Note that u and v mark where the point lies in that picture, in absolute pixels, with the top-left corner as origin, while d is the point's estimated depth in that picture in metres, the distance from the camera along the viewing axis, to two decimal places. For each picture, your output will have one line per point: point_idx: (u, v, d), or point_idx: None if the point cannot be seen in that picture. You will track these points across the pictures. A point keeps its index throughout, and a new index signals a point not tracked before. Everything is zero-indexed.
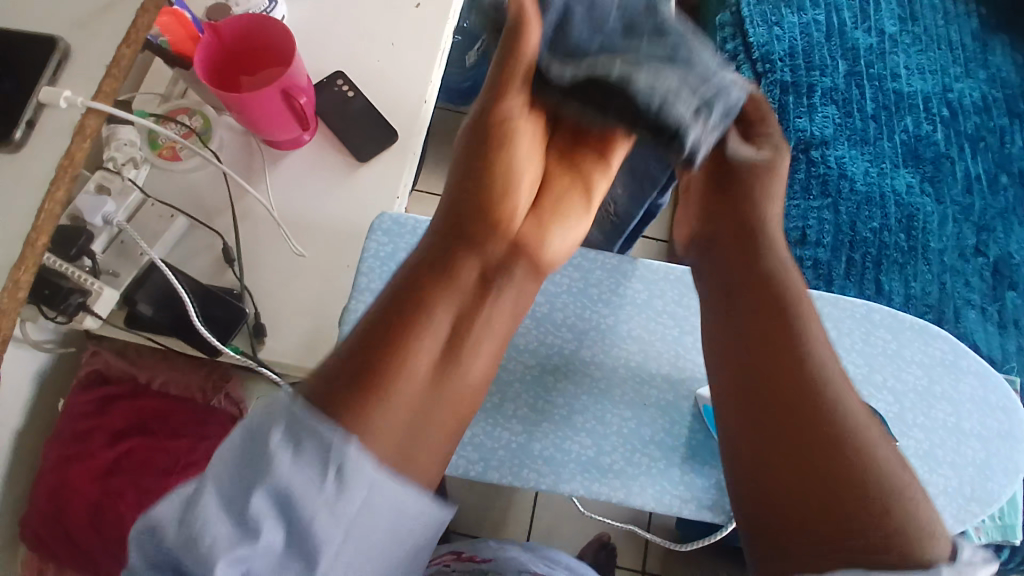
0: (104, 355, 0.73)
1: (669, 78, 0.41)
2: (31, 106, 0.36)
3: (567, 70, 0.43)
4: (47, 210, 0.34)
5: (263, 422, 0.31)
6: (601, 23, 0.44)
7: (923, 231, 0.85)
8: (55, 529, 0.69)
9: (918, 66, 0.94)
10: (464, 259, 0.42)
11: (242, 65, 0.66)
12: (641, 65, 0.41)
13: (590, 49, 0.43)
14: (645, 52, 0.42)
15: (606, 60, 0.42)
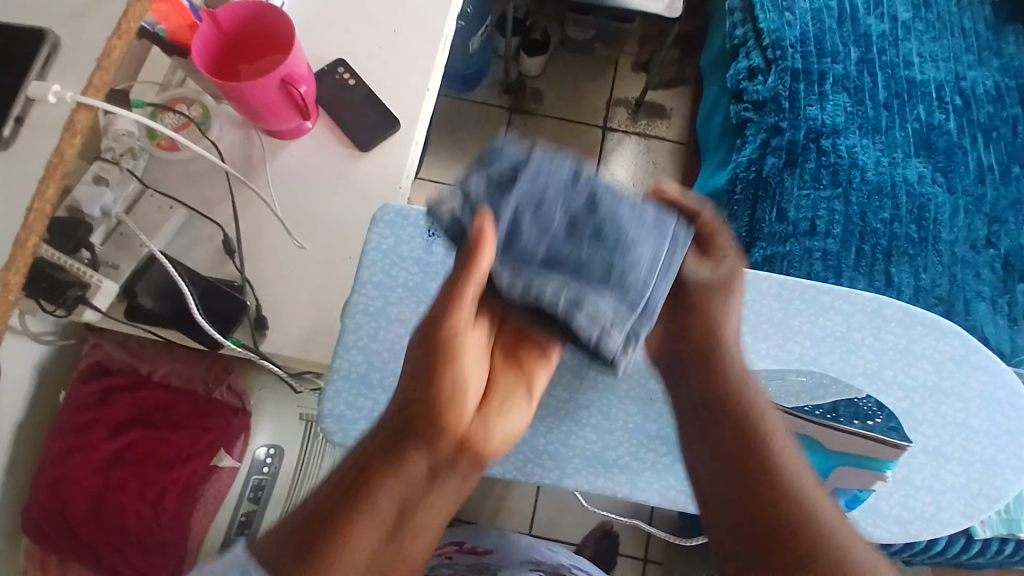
0: (106, 347, 0.73)
1: (606, 313, 0.47)
2: (19, 101, 0.35)
3: (515, 285, 0.47)
4: (38, 208, 0.34)
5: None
6: (547, 226, 0.47)
7: (934, 222, 0.83)
8: (59, 520, 0.69)
9: (931, 54, 0.92)
10: (413, 455, 0.44)
11: (240, 53, 0.65)
12: (579, 297, 0.47)
13: (535, 261, 0.47)
14: (586, 272, 0.47)
15: (549, 288, 0.47)
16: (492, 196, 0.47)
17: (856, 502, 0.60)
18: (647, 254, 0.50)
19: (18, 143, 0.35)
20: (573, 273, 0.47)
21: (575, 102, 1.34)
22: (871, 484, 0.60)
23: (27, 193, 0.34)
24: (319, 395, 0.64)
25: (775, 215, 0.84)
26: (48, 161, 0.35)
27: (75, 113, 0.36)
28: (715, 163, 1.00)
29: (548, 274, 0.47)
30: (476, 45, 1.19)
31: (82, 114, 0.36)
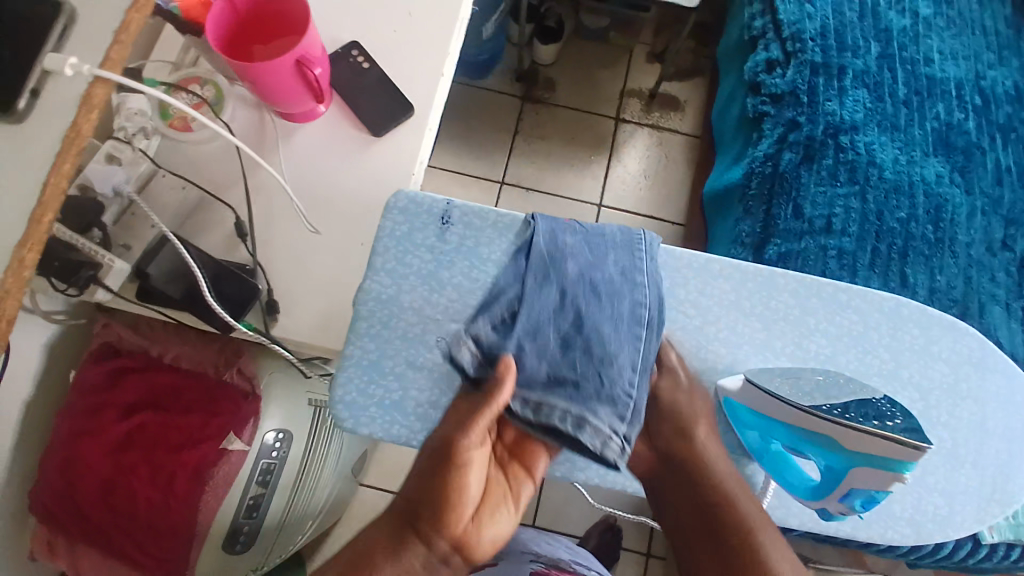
0: (116, 329, 0.73)
1: (602, 423, 0.53)
2: (35, 74, 0.34)
3: (522, 412, 0.53)
4: (54, 184, 0.34)
5: None
6: (544, 349, 0.54)
7: (951, 223, 0.82)
8: (67, 500, 0.69)
9: (951, 51, 0.90)
10: (411, 547, 0.43)
11: (254, 34, 0.64)
12: (582, 416, 0.53)
13: (537, 386, 0.53)
14: (585, 391, 0.54)
15: (555, 411, 0.53)
16: (498, 337, 0.53)
17: (871, 503, 0.56)
18: (631, 360, 0.56)
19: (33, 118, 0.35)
20: (574, 394, 0.54)
21: (588, 92, 1.32)
22: (887, 485, 0.54)
23: (42, 169, 0.34)
24: (328, 381, 0.65)
25: (791, 212, 0.83)
26: (64, 138, 0.35)
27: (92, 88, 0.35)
28: (731, 157, 0.99)
29: (553, 396, 0.53)
30: (490, 32, 1.18)
31: (99, 90, 0.35)
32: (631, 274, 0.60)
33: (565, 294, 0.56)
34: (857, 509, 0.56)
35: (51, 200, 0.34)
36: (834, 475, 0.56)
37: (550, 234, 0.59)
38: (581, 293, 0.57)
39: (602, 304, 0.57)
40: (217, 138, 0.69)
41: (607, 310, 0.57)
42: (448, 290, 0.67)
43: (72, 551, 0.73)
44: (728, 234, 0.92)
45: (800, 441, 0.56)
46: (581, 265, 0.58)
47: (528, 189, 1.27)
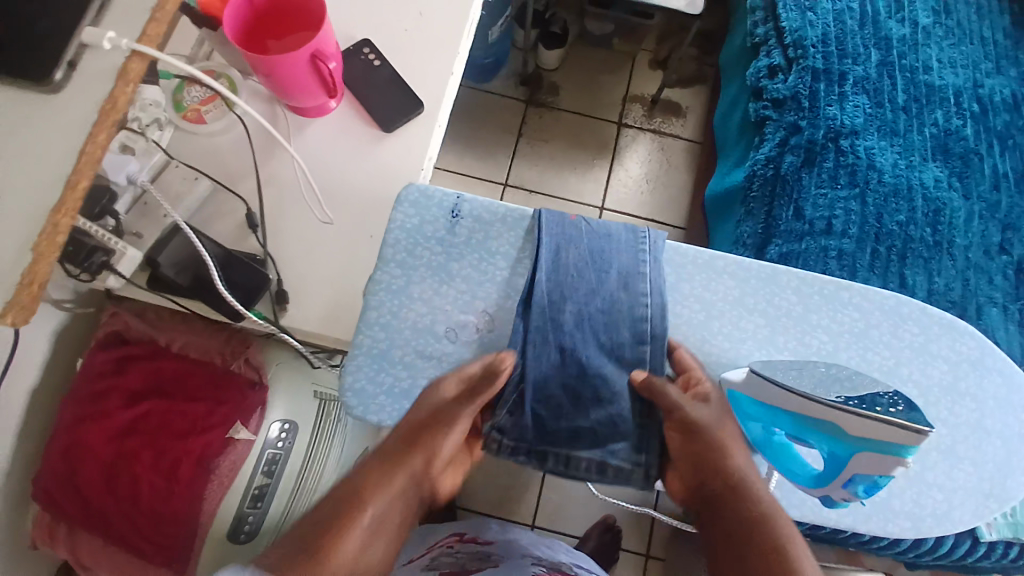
0: (124, 316, 0.74)
1: (622, 468, 0.61)
2: (73, 46, 0.36)
3: (555, 467, 0.62)
4: (90, 152, 0.35)
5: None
6: (556, 407, 0.62)
7: (949, 227, 0.84)
8: (70, 486, 0.69)
9: (950, 60, 0.92)
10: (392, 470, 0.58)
11: (269, 28, 0.65)
12: (605, 458, 0.61)
13: (562, 439, 0.62)
14: (605, 434, 0.61)
15: (582, 462, 0.62)
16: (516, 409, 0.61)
17: (874, 490, 0.55)
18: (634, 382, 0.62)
19: (69, 88, 0.36)
20: (597, 438, 0.62)
21: (591, 97, 1.34)
22: (888, 471, 0.54)
23: (79, 137, 0.36)
24: (340, 369, 0.64)
25: (792, 213, 0.85)
26: (101, 108, 0.36)
27: (130, 61, 0.37)
28: (733, 161, 1.01)
29: (577, 448, 0.62)
30: (496, 35, 1.19)
31: (136, 63, 0.37)
32: (633, 291, 0.63)
33: (566, 344, 0.62)
34: (859, 495, 0.55)
35: (86, 167, 0.36)
36: (835, 462, 0.56)
37: (548, 281, 0.63)
38: (585, 337, 0.62)
39: (605, 340, 0.62)
40: (230, 129, 0.70)
41: (606, 344, 0.62)
42: (458, 282, 0.67)
43: (72, 537, 0.73)
44: (729, 236, 0.95)
45: (804, 430, 0.57)
46: (581, 304, 0.62)
47: (531, 191, 1.28)
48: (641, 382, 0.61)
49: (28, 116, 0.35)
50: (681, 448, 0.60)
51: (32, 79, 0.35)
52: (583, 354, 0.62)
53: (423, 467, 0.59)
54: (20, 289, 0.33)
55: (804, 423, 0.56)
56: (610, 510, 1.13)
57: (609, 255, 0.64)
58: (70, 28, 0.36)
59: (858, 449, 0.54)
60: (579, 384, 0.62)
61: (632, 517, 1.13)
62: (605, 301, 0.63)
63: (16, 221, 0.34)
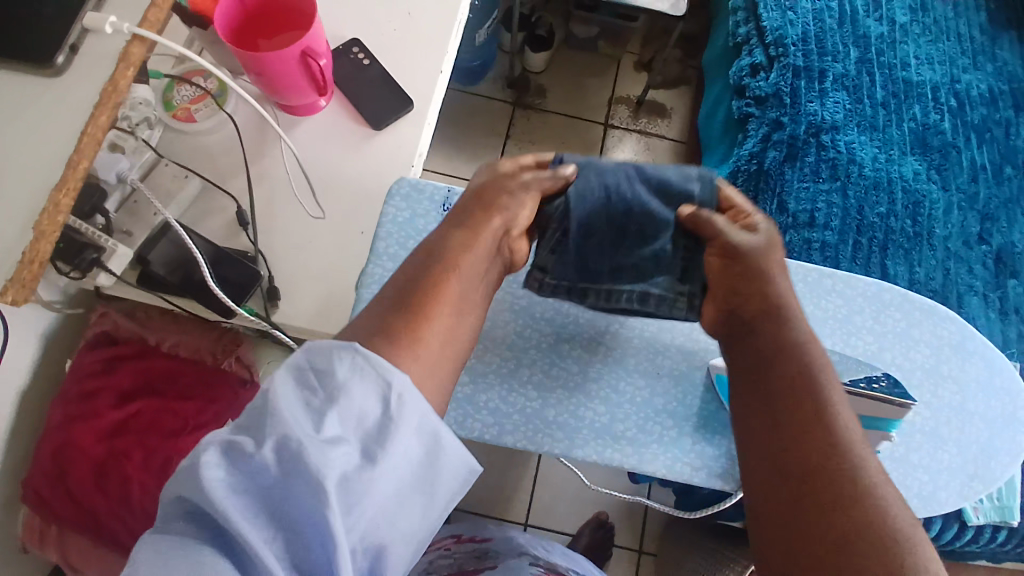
0: (113, 317, 0.72)
1: (663, 290, 0.57)
2: (76, 31, 0.40)
3: (597, 302, 0.58)
4: (91, 135, 0.39)
5: (318, 362, 0.35)
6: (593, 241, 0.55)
7: (929, 218, 0.86)
8: (57, 488, 0.69)
9: (927, 57, 0.95)
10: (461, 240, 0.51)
11: (260, 28, 0.65)
12: (646, 289, 0.57)
13: (604, 273, 0.57)
14: (649, 268, 0.56)
15: (623, 293, 0.57)
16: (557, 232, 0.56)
17: None
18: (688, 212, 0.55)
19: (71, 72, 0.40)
20: (639, 271, 0.57)
21: (578, 99, 1.35)
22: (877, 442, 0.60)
23: (81, 119, 0.40)
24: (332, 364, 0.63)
25: (776, 207, 0.86)
26: (103, 91, 0.40)
27: (129, 46, 0.42)
28: (717, 158, 1.03)
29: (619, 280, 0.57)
30: (483, 38, 1.21)
31: (135, 47, 0.42)
32: None
33: (609, 184, 0.54)
34: None
35: (87, 148, 0.39)
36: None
37: None
38: (631, 175, 0.55)
39: (654, 176, 0.55)
40: (220, 129, 0.70)
41: (649, 185, 0.55)
42: None
43: (62, 539, 0.72)
44: None
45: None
46: None
47: None
48: (692, 213, 0.54)
49: (38, 99, 0.40)
50: (720, 282, 0.54)
51: (37, 64, 0.39)
52: (631, 193, 0.54)
53: (504, 231, 0.53)
54: (22, 266, 0.37)
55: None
56: (603, 507, 1.14)
57: None
58: (74, 14, 0.40)
59: None
60: (627, 218, 0.54)
61: (624, 513, 1.13)
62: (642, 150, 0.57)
63: None
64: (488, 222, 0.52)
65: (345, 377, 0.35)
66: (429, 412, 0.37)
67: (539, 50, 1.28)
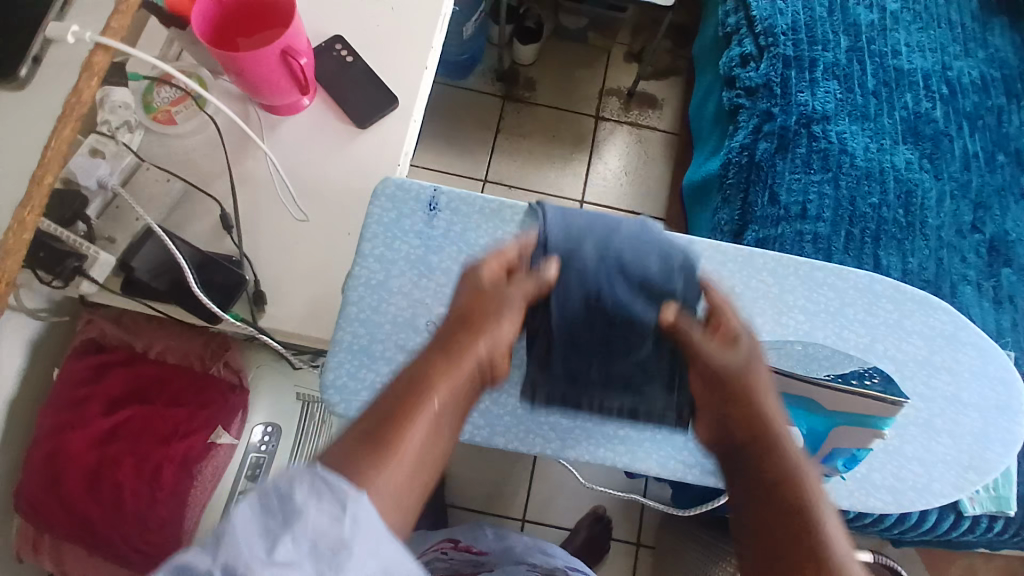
0: (99, 324, 0.72)
1: (653, 403, 0.57)
2: (38, 41, 0.41)
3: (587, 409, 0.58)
4: (55, 146, 0.39)
5: (277, 485, 0.33)
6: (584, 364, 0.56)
7: (921, 208, 0.85)
8: (48, 498, 0.67)
9: (918, 44, 0.94)
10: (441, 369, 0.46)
11: (239, 27, 0.64)
12: (635, 403, 0.58)
13: (594, 383, 0.57)
14: (638, 379, 0.57)
15: (613, 405, 0.58)
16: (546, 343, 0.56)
17: (852, 464, 0.61)
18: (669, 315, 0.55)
19: (35, 83, 0.42)
20: (628, 383, 0.57)
21: (569, 91, 1.34)
22: (867, 442, 0.60)
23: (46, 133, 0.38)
24: (322, 366, 0.63)
25: (768, 199, 0.86)
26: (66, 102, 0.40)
27: (94, 55, 0.42)
28: (709, 150, 1.02)
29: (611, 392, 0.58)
30: (471, 31, 1.19)
31: (99, 56, 0.42)
32: (651, 227, 0.59)
33: (592, 287, 0.54)
34: (838, 470, 0.61)
35: (53, 161, 0.39)
36: (815, 440, 0.61)
37: (567, 222, 0.57)
38: (614, 277, 0.55)
39: (636, 274, 0.55)
40: (202, 131, 0.69)
41: (631, 286, 0.55)
42: (438, 275, 0.66)
43: (57, 548, 0.71)
44: (708, 223, 0.96)
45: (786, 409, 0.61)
46: (602, 242, 0.56)
47: (511, 186, 1.28)
48: (674, 321, 0.54)
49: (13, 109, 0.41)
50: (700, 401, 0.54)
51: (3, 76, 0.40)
52: (612, 295, 0.54)
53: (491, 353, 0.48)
54: None
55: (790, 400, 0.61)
56: (601, 500, 1.13)
57: None
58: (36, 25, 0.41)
59: (837, 423, 0.60)
60: (610, 324, 0.55)
61: (622, 506, 1.13)
62: (624, 234, 0.57)
63: None
64: (485, 338, 0.49)
65: (307, 509, 0.32)
66: (390, 541, 0.34)
67: (528, 43, 1.27)
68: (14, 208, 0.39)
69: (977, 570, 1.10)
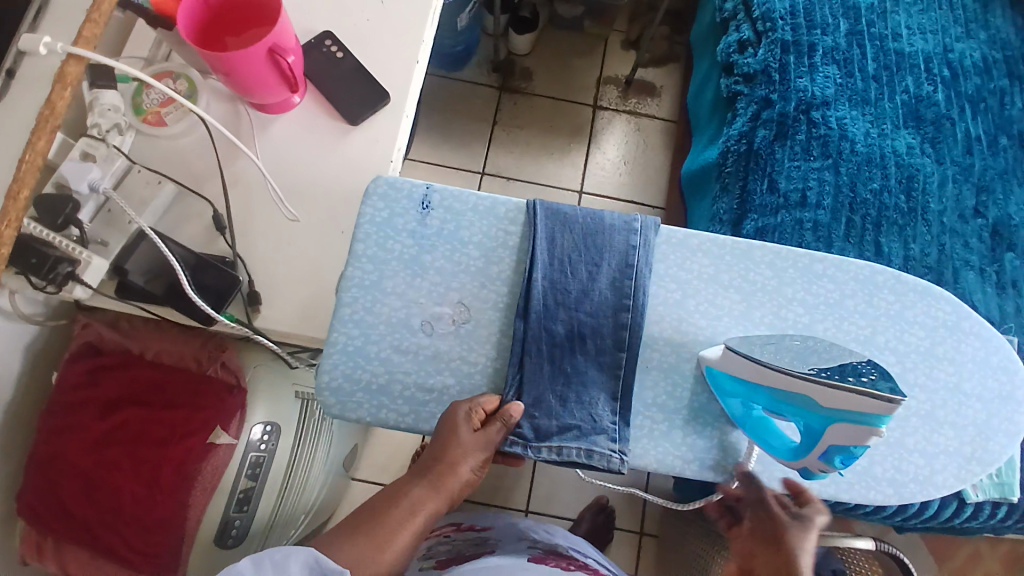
0: (96, 327, 0.72)
1: (598, 446, 0.61)
2: None
3: (548, 457, 0.60)
4: (30, 160, 0.42)
5: (284, 557, 0.45)
6: (549, 408, 0.62)
7: (922, 192, 0.84)
8: (49, 501, 0.69)
9: (919, 26, 0.92)
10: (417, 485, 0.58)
11: (226, 25, 0.63)
12: (590, 446, 0.60)
13: (552, 431, 0.61)
14: (588, 427, 0.61)
15: (571, 450, 0.60)
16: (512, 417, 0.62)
17: (850, 459, 0.55)
18: (622, 381, 0.63)
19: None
20: (579, 431, 0.61)
21: (565, 81, 1.33)
22: (865, 440, 0.53)
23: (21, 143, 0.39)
24: (316, 368, 0.63)
25: (766, 187, 0.85)
26: (41, 115, 0.43)
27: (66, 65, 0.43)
28: (707, 138, 1.01)
29: (567, 438, 0.61)
30: (465, 22, 1.17)
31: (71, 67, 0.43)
32: (622, 285, 0.63)
33: (555, 355, 0.63)
34: (835, 466, 0.55)
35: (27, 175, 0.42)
36: (811, 436, 0.55)
37: (544, 283, 0.63)
38: (576, 347, 0.63)
39: (591, 343, 0.63)
40: (191, 131, 0.69)
41: (590, 354, 0.63)
42: (431, 274, 0.65)
43: (60, 553, 0.72)
44: (706, 212, 0.95)
45: (780, 404, 0.56)
46: (571, 310, 0.63)
47: (509, 178, 1.27)
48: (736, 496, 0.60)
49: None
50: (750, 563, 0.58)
51: None
52: (574, 362, 0.63)
53: (460, 456, 0.58)
54: None
55: (785, 397, 0.55)
56: (604, 492, 1.14)
57: (600, 248, 0.64)
58: None
59: (833, 422, 0.53)
60: (568, 379, 0.62)
61: (625, 496, 1.14)
62: (596, 301, 0.63)
63: None
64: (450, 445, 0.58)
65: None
66: None
67: (523, 33, 1.25)
68: None
69: (983, 555, 1.10)
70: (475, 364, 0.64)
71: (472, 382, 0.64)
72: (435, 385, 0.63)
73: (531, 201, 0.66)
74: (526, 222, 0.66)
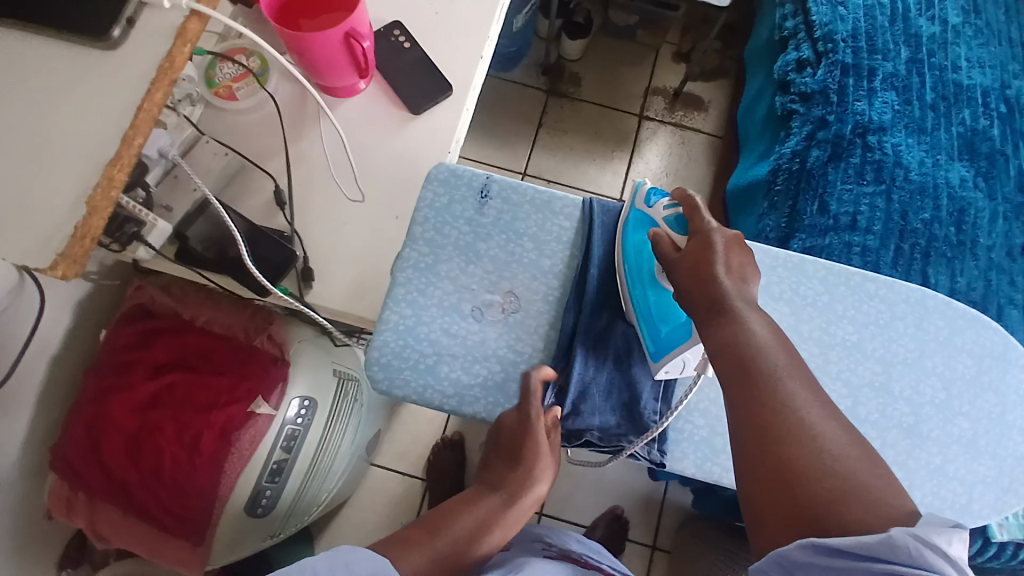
0: (149, 290, 0.75)
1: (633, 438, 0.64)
2: (133, 4, 0.42)
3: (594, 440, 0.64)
4: (148, 110, 0.41)
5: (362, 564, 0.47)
6: (593, 401, 0.65)
7: (973, 227, 0.84)
8: (87, 458, 0.70)
9: (979, 60, 0.92)
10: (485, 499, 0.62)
11: (304, 7, 0.64)
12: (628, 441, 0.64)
13: (592, 419, 0.64)
14: (627, 417, 0.65)
15: (611, 438, 0.64)
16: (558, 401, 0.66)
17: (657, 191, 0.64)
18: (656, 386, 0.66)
19: (127, 45, 0.42)
20: (623, 419, 0.65)
21: (613, 89, 1.33)
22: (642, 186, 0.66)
23: (138, 95, 0.41)
24: (368, 343, 0.66)
25: (817, 208, 0.84)
26: (159, 67, 0.42)
27: (186, 21, 0.44)
28: (756, 155, 1.01)
29: (610, 430, 0.64)
30: (521, 25, 1.18)
31: (192, 24, 0.43)
32: None
33: (595, 346, 0.66)
34: (654, 199, 0.64)
35: (142, 123, 0.41)
36: (643, 222, 0.64)
37: (599, 276, 0.68)
38: (613, 333, 0.67)
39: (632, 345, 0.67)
40: (261, 107, 0.70)
41: (622, 343, 0.67)
42: (484, 261, 0.70)
43: (91, 508, 0.73)
44: (751, 229, 0.95)
45: (632, 258, 0.64)
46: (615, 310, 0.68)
47: (549, 180, 1.28)
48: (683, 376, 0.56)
49: (92, 69, 0.41)
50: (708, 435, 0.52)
51: (95, 35, 0.41)
52: (614, 349, 0.67)
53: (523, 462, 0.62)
54: (75, 241, 0.39)
55: (634, 214, 0.66)
56: (619, 501, 1.14)
57: None
58: None
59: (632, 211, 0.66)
60: (606, 363, 0.66)
61: (640, 507, 1.13)
62: None
63: (81, 167, 0.39)
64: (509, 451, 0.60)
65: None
66: None
67: (576, 38, 1.26)
68: (102, 164, 0.40)
69: None
70: (521, 352, 0.67)
71: (517, 370, 0.67)
72: (481, 370, 0.66)
73: (588, 199, 0.71)
74: (581, 218, 0.71)
